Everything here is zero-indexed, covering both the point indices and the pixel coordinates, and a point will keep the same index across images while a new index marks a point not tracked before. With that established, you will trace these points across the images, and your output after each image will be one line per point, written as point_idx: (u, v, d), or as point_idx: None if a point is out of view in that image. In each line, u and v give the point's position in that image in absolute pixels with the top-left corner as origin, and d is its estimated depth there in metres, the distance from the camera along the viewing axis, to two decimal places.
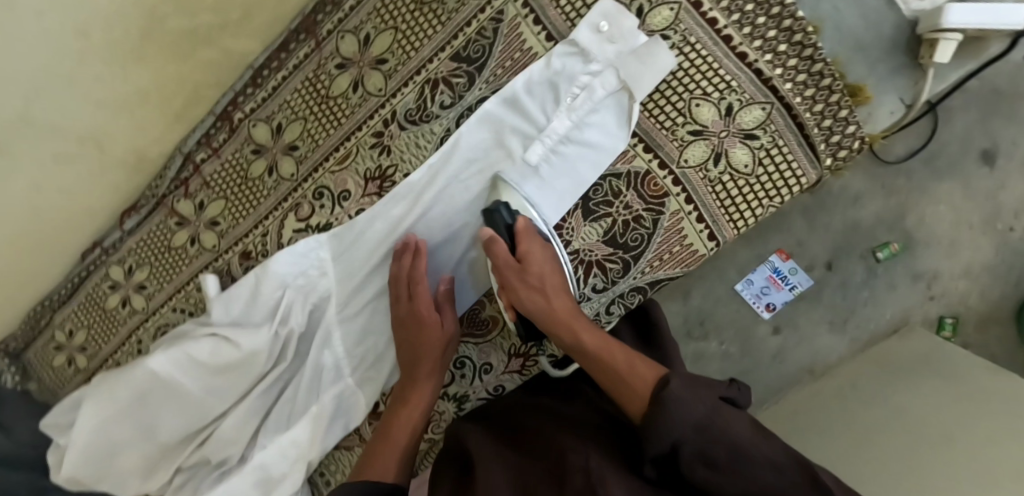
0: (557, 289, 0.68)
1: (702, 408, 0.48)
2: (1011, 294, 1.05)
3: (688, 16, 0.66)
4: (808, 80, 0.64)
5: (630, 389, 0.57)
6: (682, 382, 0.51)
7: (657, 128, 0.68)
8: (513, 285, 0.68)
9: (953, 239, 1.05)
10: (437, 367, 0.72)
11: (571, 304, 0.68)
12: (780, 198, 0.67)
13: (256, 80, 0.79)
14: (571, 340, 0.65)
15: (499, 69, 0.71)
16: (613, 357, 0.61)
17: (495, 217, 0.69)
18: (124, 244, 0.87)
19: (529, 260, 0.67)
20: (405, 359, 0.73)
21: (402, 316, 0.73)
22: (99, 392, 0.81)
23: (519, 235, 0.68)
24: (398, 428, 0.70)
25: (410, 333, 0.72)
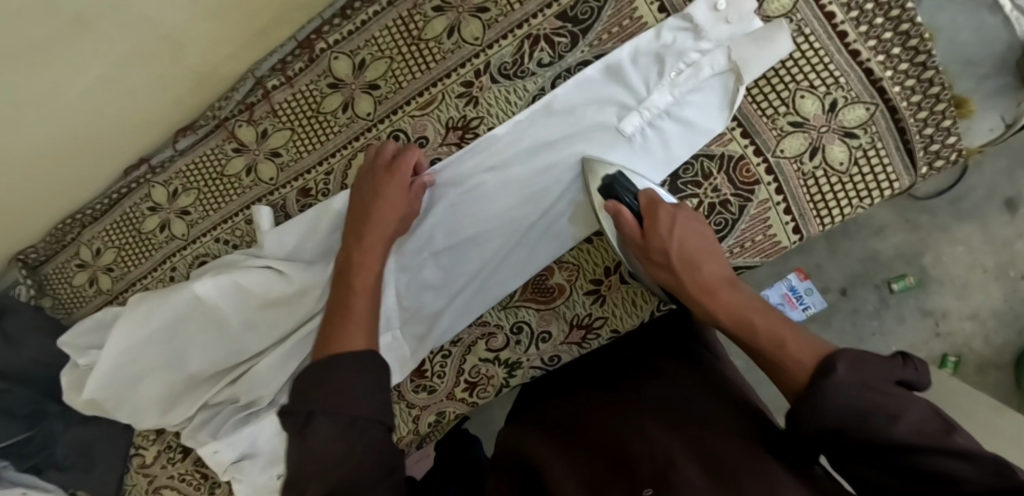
0: (698, 255, 0.61)
1: (871, 396, 0.43)
2: (1013, 341, 1.03)
3: (807, 7, 0.65)
4: (916, 86, 0.65)
5: (781, 363, 0.51)
6: (842, 360, 0.46)
7: (758, 115, 0.68)
8: (648, 257, 0.64)
9: (966, 280, 1.05)
10: (387, 238, 0.69)
11: (715, 273, 0.61)
12: (870, 199, 0.67)
13: (346, 10, 0.75)
14: (713, 311, 0.59)
15: (605, 35, 0.70)
16: (755, 330, 0.55)
17: (614, 189, 0.66)
18: (172, 164, 0.82)
19: (658, 228, 0.62)
20: (357, 228, 0.69)
21: (366, 184, 0.70)
22: (134, 312, 0.76)
23: (644, 207, 0.64)
24: (355, 295, 0.63)
25: (365, 211, 0.68)
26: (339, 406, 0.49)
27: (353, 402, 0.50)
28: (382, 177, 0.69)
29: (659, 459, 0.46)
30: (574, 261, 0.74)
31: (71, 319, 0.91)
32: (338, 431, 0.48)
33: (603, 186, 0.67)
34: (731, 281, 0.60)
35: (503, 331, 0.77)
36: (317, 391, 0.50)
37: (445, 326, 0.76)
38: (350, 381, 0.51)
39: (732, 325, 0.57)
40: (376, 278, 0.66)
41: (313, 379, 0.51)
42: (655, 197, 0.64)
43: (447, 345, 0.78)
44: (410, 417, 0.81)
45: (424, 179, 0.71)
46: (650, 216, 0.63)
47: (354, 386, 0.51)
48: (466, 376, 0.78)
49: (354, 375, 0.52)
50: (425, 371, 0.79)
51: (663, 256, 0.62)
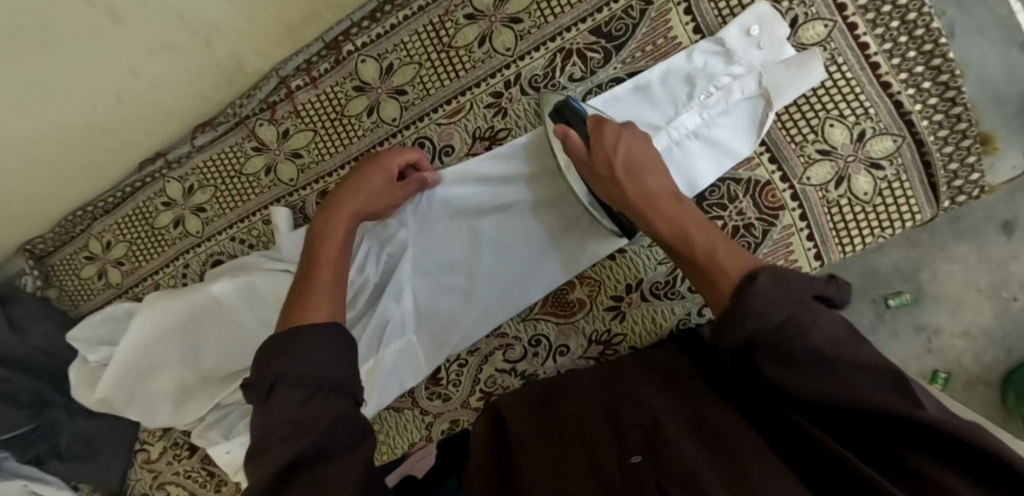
0: (644, 168, 0.60)
1: (787, 308, 0.42)
2: (1001, 359, 0.95)
3: (841, 36, 0.66)
4: (944, 120, 0.66)
5: (709, 270, 0.50)
6: (765, 272, 0.44)
7: (787, 141, 0.68)
8: (594, 174, 0.63)
9: (959, 298, 0.96)
10: (360, 215, 0.67)
11: (659, 185, 0.59)
12: (892, 230, 0.68)
13: (375, 13, 0.74)
14: (655, 221, 0.57)
15: (638, 53, 0.70)
16: (690, 243, 0.53)
17: (565, 115, 0.67)
18: (190, 160, 0.81)
19: (603, 144, 0.61)
20: (331, 201, 0.67)
21: (360, 163, 0.70)
22: (150, 310, 0.74)
23: (591, 126, 0.63)
24: (318, 264, 0.62)
25: (346, 183, 0.68)
26: (306, 374, 0.48)
27: (320, 370, 0.49)
28: (372, 161, 0.70)
29: (645, 427, 0.51)
30: (595, 276, 0.74)
31: (77, 311, 0.90)
32: (305, 399, 0.47)
33: (554, 112, 0.69)
34: (676, 193, 0.59)
35: (521, 343, 0.77)
36: (283, 356, 0.49)
37: (463, 335, 0.76)
38: (314, 350, 0.50)
39: (671, 240, 0.55)
40: (341, 251, 0.64)
41: (279, 346, 0.50)
42: (602, 117, 0.63)
43: (464, 354, 0.78)
44: (423, 424, 0.80)
45: (425, 176, 0.70)
46: (596, 134, 0.62)
47: (319, 356, 0.50)
48: (482, 386, 0.78)
49: (318, 343, 0.50)
50: (441, 379, 0.79)
51: (608, 169, 0.61)
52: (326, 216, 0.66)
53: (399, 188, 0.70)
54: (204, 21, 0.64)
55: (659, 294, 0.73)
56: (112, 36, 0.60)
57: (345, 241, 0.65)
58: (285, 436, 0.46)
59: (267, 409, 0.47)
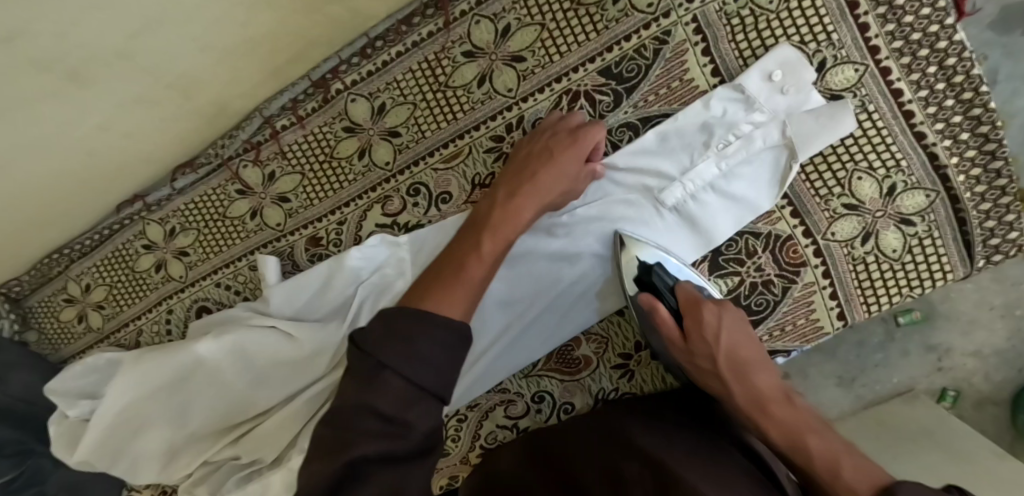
0: (750, 362, 0.59)
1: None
2: (1015, 379, 0.85)
3: (872, 81, 0.60)
4: (982, 176, 0.61)
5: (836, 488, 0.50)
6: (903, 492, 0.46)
7: (811, 194, 0.63)
8: (693, 363, 0.61)
9: (972, 316, 0.86)
10: (539, 206, 0.61)
11: (768, 380, 0.58)
12: (921, 289, 0.64)
13: (366, 49, 0.68)
14: (765, 424, 0.56)
15: (651, 96, 0.64)
16: (810, 455, 0.53)
17: (652, 281, 0.63)
18: (170, 203, 0.76)
19: (704, 333, 0.59)
20: (513, 183, 0.61)
21: (547, 138, 0.62)
22: (132, 369, 0.70)
23: (684, 304, 0.61)
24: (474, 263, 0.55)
25: (533, 163, 0.61)
26: (418, 379, 0.42)
27: (430, 377, 0.43)
28: (562, 141, 0.61)
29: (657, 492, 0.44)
30: (602, 332, 0.70)
31: (58, 355, 0.85)
32: (406, 403, 0.42)
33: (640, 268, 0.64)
34: (784, 391, 0.58)
35: (523, 399, 0.73)
36: (397, 345, 0.42)
37: (463, 392, 0.72)
38: (433, 353, 0.43)
39: (785, 445, 0.55)
40: (504, 247, 0.58)
41: (400, 331, 0.43)
42: (696, 296, 0.61)
43: (463, 409, 0.74)
44: None
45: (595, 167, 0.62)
46: (693, 319, 0.60)
47: (435, 361, 0.43)
48: (483, 442, 0.74)
49: (437, 343, 0.44)
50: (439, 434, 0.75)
51: (711, 362, 0.59)
52: (504, 210, 0.59)
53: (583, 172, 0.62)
54: (178, 74, 0.60)
55: None
56: (73, 95, 0.57)
57: (513, 237, 0.59)
58: (371, 427, 0.41)
59: (370, 393, 0.42)
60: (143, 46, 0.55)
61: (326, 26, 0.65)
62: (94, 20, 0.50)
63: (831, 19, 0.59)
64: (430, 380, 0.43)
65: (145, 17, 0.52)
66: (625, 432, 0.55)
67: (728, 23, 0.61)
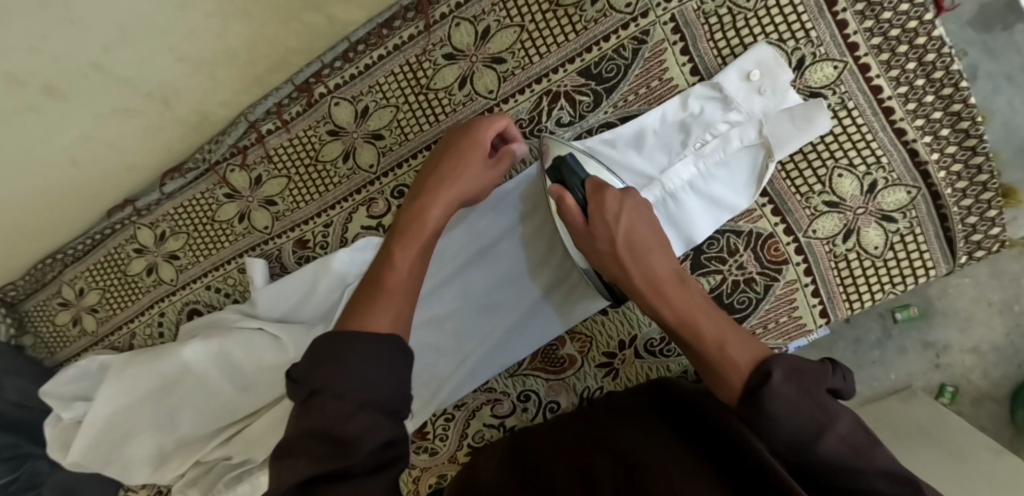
0: (647, 246, 0.56)
1: (805, 408, 0.42)
2: (1014, 376, 0.85)
3: (852, 79, 0.60)
4: (963, 171, 0.60)
5: (720, 367, 0.48)
6: (781, 368, 0.44)
7: (791, 191, 0.63)
8: (592, 247, 0.59)
9: (969, 313, 0.85)
10: (450, 208, 0.59)
11: (666, 262, 0.56)
12: (904, 285, 0.63)
13: (347, 54, 0.69)
14: (657, 306, 0.54)
15: (631, 96, 0.64)
16: (699, 335, 0.51)
17: (562, 172, 0.60)
18: (159, 207, 0.77)
19: (604, 215, 0.57)
20: (419, 193, 0.59)
21: (448, 144, 0.61)
22: (124, 371, 0.71)
23: (589, 191, 0.58)
24: (393, 269, 0.52)
25: (432, 174, 0.60)
26: (352, 393, 0.40)
27: (369, 388, 0.41)
28: (460, 142, 0.61)
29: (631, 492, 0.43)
30: (586, 331, 0.70)
31: (54, 359, 0.86)
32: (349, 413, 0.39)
33: (552, 168, 0.61)
34: (678, 274, 0.55)
35: (509, 398, 0.73)
36: (329, 363, 0.41)
37: (451, 392, 0.72)
38: (366, 367, 0.41)
39: (676, 326, 0.53)
40: (422, 251, 0.55)
41: (327, 350, 0.42)
42: (602, 182, 0.58)
43: (450, 408, 0.75)
44: (410, 478, 0.76)
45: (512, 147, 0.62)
46: (594, 202, 0.57)
47: (372, 375, 0.41)
48: (470, 440, 0.74)
49: (370, 352, 0.42)
50: (426, 434, 0.75)
51: (609, 245, 0.57)
52: (411, 213, 0.57)
53: (492, 168, 0.62)
54: (158, 84, 0.61)
55: (654, 351, 0.69)
56: (52, 110, 0.58)
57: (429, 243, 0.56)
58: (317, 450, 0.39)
59: (307, 419, 0.40)
60: (117, 58, 0.56)
61: (305, 33, 0.66)
62: (67, 33, 0.51)
63: (809, 17, 0.59)
64: (367, 390, 0.41)
65: (120, 29, 0.53)
66: (596, 434, 0.54)
67: (706, 22, 0.61)
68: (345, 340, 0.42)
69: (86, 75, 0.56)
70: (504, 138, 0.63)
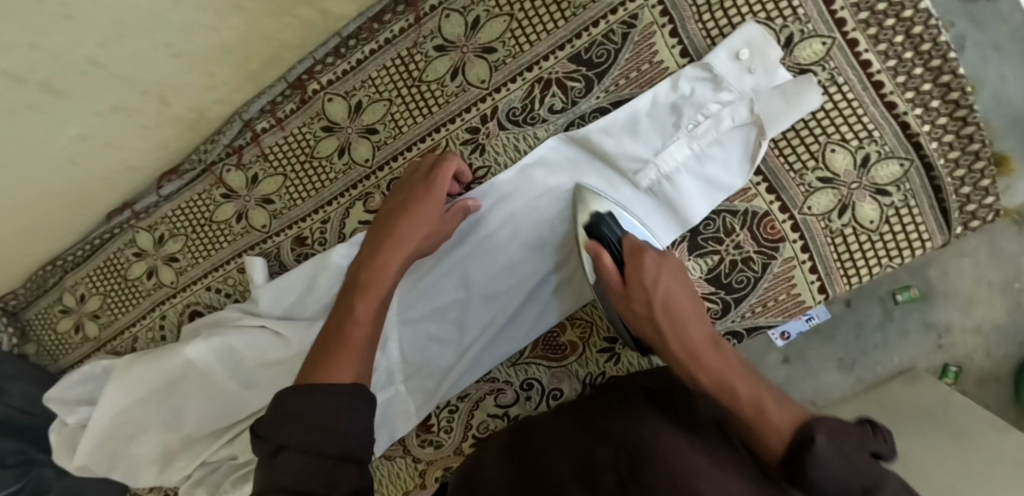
0: (682, 309, 0.57)
1: (846, 472, 0.40)
2: (1016, 354, 0.85)
3: (841, 54, 0.60)
4: (955, 142, 0.61)
5: (756, 429, 0.47)
6: (821, 429, 0.43)
7: (785, 168, 0.63)
8: (629, 307, 0.60)
9: (970, 293, 0.86)
10: (408, 259, 0.62)
11: (703, 325, 0.57)
12: (901, 259, 0.64)
13: (340, 49, 0.69)
14: (694, 371, 0.54)
15: (622, 80, 0.64)
16: (736, 395, 0.50)
17: (602, 230, 0.63)
18: (158, 209, 0.77)
19: (643, 276, 0.58)
20: (378, 245, 0.62)
21: (403, 197, 0.64)
22: (126, 373, 0.71)
23: (627, 252, 0.60)
24: (352, 325, 0.56)
25: (389, 225, 0.63)
26: (316, 444, 0.41)
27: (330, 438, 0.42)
28: (416, 193, 0.63)
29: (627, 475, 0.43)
30: (587, 317, 0.71)
31: (57, 366, 0.86)
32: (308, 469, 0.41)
33: (588, 226, 0.64)
34: (714, 339, 0.56)
35: (512, 387, 0.74)
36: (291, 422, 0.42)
37: (454, 382, 0.73)
38: (326, 419, 0.43)
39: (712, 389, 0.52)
40: (381, 303, 0.59)
41: (290, 404, 0.43)
42: (640, 243, 0.60)
43: (454, 400, 0.75)
44: (416, 471, 0.76)
45: (467, 202, 0.64)
46: (633, 262, 0.59)
47: (332, 427, 0.43)
48: (474, 431, 0.74)
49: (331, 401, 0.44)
50: (431, 426, 0.75)
51: (645, 306, 0.58)
52: (371, 268, 0.61)
53: (444, 217, 0.64)
54: (155, 81, 0.62)
55: None
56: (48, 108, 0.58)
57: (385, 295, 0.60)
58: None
59: (270, 474, 0.41)
60: (113, 55, 0.56)
61: (297, 28, 0.66)
62: (65, 29, 0.51)
63: None
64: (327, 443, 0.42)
65: (116, 25, 0.54)
66: (592, 417, 0.54)
67: (694, 3, 0.62)
68: (311, 391, 0.44)
69: (81, 71, 0.56)
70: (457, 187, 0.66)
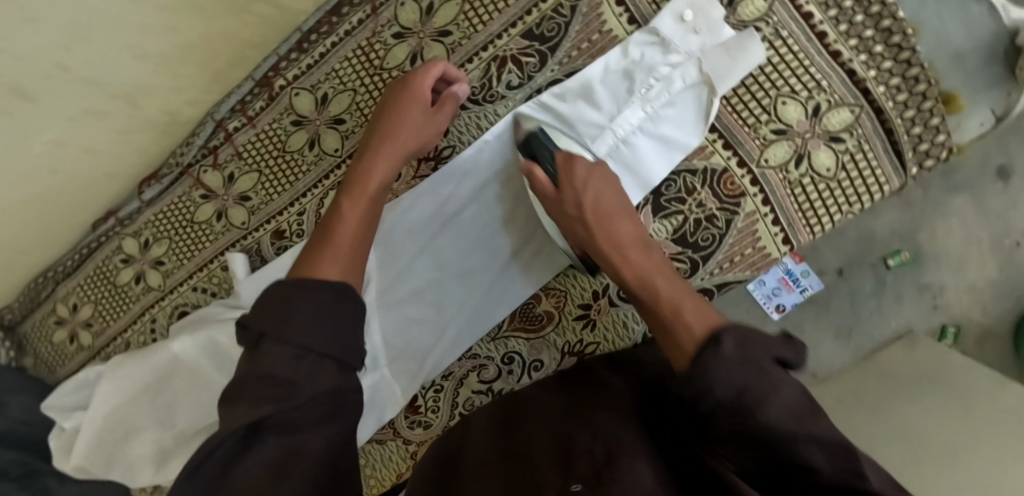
0: (614, 214, 0.59)
1: (747, 373, 0.38)
2: (1014, 309, 0.85)
3: (782, 8, 0.62)
4: (901, 84, 0.61)
5: (674, 329, 0.47)
6: (728, 335, 0.41)
7: (739, 123, 0.65)
8: (562, 214, 0.61)
9: (961, 252, 0.86)
10: (400, 157, 0.63)
11: (634, 231, 0.59)
12: (861, 203, 0.65)
13: (303, 44, 0.73)
14: (623, 271, 0.57)
15: (575, 51, 0.66)
16: (658, 294, 0.52)
17: (533, 147, 0.64)
18: (140, 215, 0.80)
19: (574, 182, 0.60)
20: (368, 143, 0.63)
21: (387, 95, 0.65)
22: (117, 372, 0.73)
23: (559, 163, 0.61)
24: (344, 222, 0.58)
25: (377, 123, 0.64)
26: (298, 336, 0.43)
27: (316, 336, 0.43)
28: (399, 92, 0.64)
29: (597, 455, 0.39)
30: (560, 287, 0.72)
31: (54, 377, 0.88)
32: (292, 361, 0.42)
33: (522, 144, 0.66)
34: (643, 241, 0.58)
35: (494, 362, 0.75)
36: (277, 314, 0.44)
37: (437, 362, 0.74)
38: (311, 314, 0.44)
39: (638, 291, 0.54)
40: (370, 201, 0.60)
41: (276, 298, 0.45)
42: (572, 154, 0.61)
43: (439, 379, 0.76)
44: (407, 454, 0.77)
45: (454, 90, 0.65)
46: (565, 170, 0.61)
47: (319, 324, 0.44)
48: (460, 409, 0.75)
49: (320, 303, 0.45)
50: (418, 407, 0.77)
51: (577, 209, 0.59)
52: (361, 166, 0.62)
53: (432, 114, 0.65)
54: (125, 84, 0.70)
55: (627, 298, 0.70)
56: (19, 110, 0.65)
57: (378, 192, 0.61)
58: (259, 393, 0.41)
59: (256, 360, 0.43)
60: (83, 60, 0.66)
61: (257, 27, 0.73)
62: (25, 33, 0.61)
63: None
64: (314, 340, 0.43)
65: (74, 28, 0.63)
66: (573, 411, 0.49)
67: None
68: (297, 287, 0.46)
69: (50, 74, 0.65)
70: (447, 81, 0.66)
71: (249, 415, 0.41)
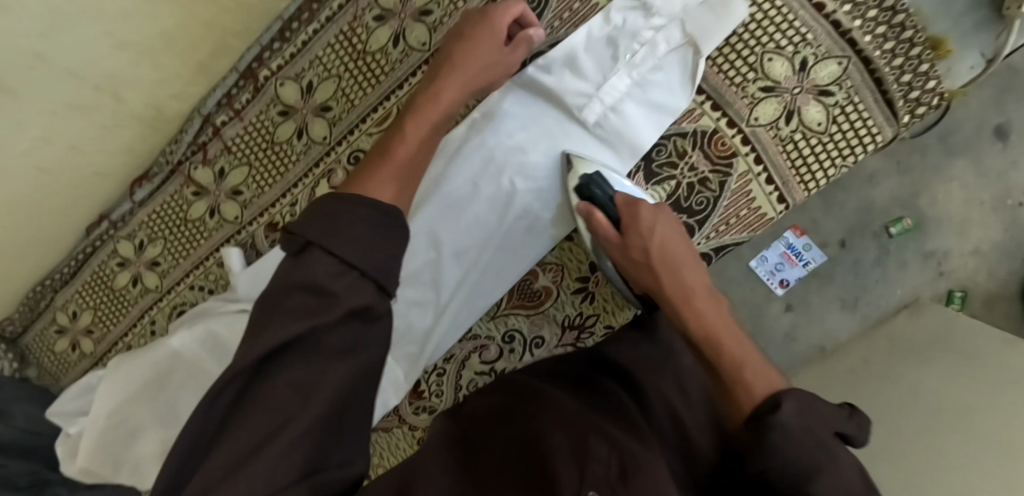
0: (682, 257, 0.57)
1: (809, 446, 0.37)
2: (1019, 270, 0.84)
3: None
4: (888, 32, 0.60)
5: (734, 388, 0.46)
6: (789, 400, 0.40)
7: (726, 84, 0.65)
8: (625, 258, 0.61)
9: (963, 216, 0.85)
10: (467, 88, 0.59)
11: (702, 277, 0.57)
12: (854, 157, 0.64)
13: (285, 33, 0.73)
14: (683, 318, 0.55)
15: (557, 21, 0.67)
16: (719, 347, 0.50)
17: (591, 189, 0.64)
18: (134, 216, 0.80)
19: (638, 227, 0.60)
20: (435, 72, 0.59)
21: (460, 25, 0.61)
22: (118, 373, 0.74)
23: (622, 208, 0.61)
24: (403, 141, 0.53)
25: (448, 53, 0.59)
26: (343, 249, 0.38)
27: (358, 253, 0.39)
28: (473, 24, 0.60)
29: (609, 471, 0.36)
30: (557, 261, 0.72)
31: (59, 385, 0.89)
32: (336, 275, 0.39)
33: (578, 186, 0.65)
34: (710, 289, 0.56)
35: (495, 342, 0.74)
36: (323, 222, 0.39)
37: (438, 344, 0.74)
38: (361, 228, 0.40)
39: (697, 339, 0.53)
40: (432, 128, 0.55)
41: (329, 205, 0.40)
42: (635, 198, 0.61)
43: (441, 363, 0.76)
44: (413, 440, 0.77)
45: (529, 33, 0.61)
46: (630, 215, 0.61)
47: (365, 240, 0.40)
48: (464, 392, 0.75)
49: (369, 226, 0.40)
50: (422, 392, 0.76)
51: (642, 255, 0.59)
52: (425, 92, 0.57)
53: (506, 49, 0.60)
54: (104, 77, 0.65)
55: None
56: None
57: (441, 120, 0.56)
58: (296, 305, 0.38)
59: (297, 267, 0.39)
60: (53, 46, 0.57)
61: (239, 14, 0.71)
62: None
63: None
64: (361, 257, 0.39)
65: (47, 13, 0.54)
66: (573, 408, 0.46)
67: None
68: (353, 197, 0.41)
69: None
70: (521, 25, 0.63)
71: (277, 337, 0.37)
